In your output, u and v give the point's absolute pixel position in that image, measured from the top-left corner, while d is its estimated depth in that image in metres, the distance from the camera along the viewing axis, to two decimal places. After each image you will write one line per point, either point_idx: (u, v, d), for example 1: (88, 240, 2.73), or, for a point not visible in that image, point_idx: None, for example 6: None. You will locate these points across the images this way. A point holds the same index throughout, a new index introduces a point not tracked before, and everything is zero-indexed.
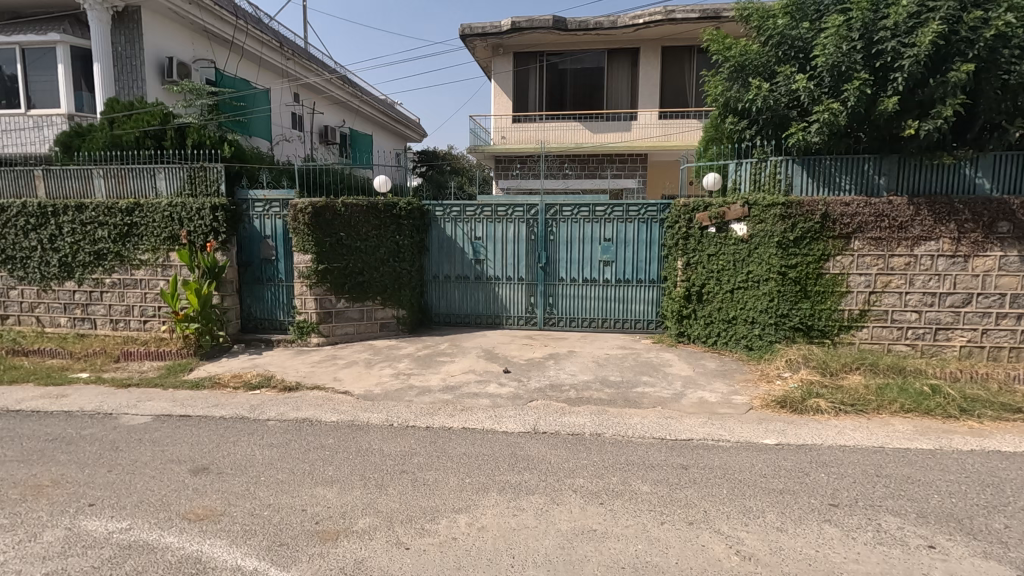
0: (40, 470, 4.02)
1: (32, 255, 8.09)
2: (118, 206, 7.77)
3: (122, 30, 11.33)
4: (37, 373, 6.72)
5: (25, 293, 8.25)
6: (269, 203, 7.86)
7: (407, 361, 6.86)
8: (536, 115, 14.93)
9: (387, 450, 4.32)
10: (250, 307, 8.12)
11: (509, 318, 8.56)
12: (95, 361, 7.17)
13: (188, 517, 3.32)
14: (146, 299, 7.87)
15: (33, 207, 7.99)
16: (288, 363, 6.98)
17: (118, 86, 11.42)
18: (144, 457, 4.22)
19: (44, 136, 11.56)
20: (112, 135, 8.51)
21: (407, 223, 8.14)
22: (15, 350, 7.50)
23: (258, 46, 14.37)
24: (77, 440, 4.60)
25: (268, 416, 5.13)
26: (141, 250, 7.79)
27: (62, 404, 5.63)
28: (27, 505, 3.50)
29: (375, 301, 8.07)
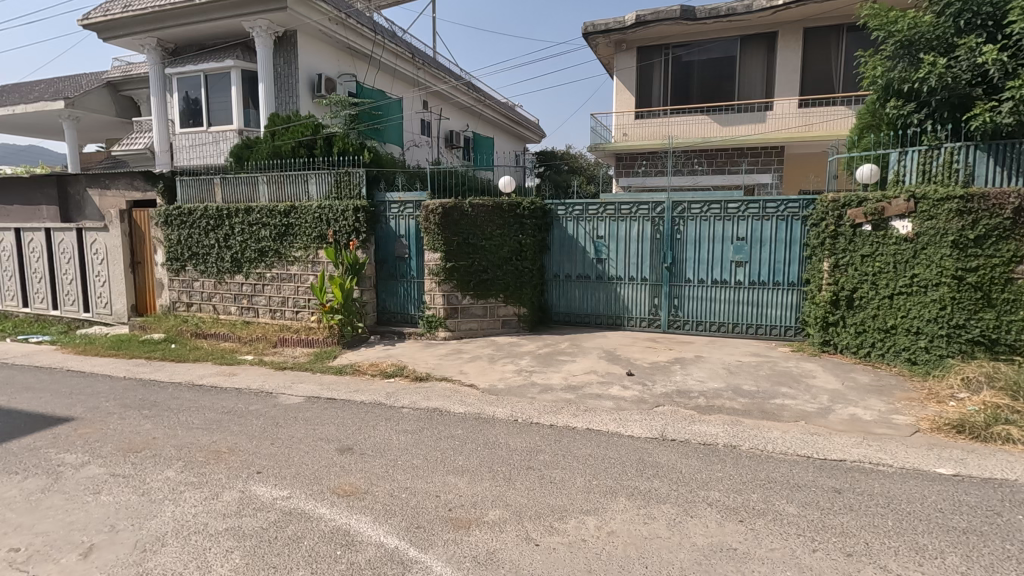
0: (219, 438, 4.63)
1: (210, 252, 9.37)
2: (277, 209, 8.75)
3: (282, 53, 12.77)
4: (214, 354, 7.78)
5: (205, 285, 9.57)
6: (403, 204, 8.40)
7: (529, 359, 6.95)
8: (660, 110, 14.44)
9: (513, 445, 4.39)
10: (385, 302, 8.74)
11: (631, 320, 8.33)
12: (258, 345, 8.16)
13: (337, 492, 3.62)
14: (298, 292, 8.78)
15: (212, 211, 9.26)
16: (418, 355, 7.39)
17: (278, 102, 12.91)
18: (300, 434, 4.70)
19: (220, 149, 13.39)
20: (274, 145, 9.76)
21: (530, 223, 8.26)
22: (198, 333, 8.76)
23: (394, 59, 15.44)
24: (247, 414, 5.24)
25: (401, 404, 5.45)
26: (295, 248, 8.71)
27: (234, 382, 6.46)
28: (211, 467, 4.04)
29: (498, 298, 8.27)
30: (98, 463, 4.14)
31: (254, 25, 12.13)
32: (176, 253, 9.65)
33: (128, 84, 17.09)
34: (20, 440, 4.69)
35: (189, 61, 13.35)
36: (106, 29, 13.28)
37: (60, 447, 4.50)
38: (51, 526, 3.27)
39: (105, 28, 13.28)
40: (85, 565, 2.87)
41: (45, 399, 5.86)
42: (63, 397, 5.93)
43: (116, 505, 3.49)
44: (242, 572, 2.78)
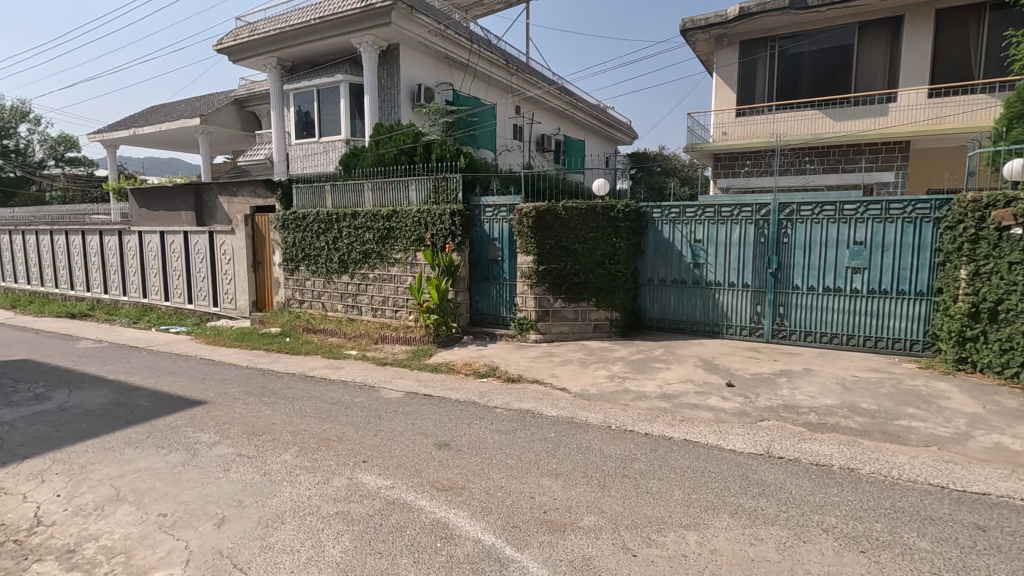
0: (329, 426, 4.97)
1: (321, 253, 10.09)
2: (380, 213, 9.25)
3: (386, 65, 13.52)
4: (323, 348, 8.40)
5: (315, 283, 10.33)
6: (498, 208, 8.56)
7: (621, 365, 6.81)
8: (765, 107, 13.61)
9: (607, 451, 4.33)
10: (478, 303, 8.96)
11: (730, 328, 7.92)
12: (361, 342, 8.72)
13: (436, 485, 3.76)
14: (397, 292, 9.23)
15: (323, 216, 9.97)
16: (510, 356, 7.49)
17: (382, 112, 13.69)
18: (401, 427, 4.93)
19: (330, 158, 14.41)
20: (378, 154, 10.37)
21: (624, 226, 8.11)
22: (309, 328, 9.48)
23: (489, 67, 15.79)
24: (353, 406, 5.59)
25: (495, 404, 5.56)
26: (396, 250, 9.16)
27: (340, 375, 6.91)
28: (322, 453, 4.35)
29: (590, 302, 8.19)
30: (227, 443, 4.59)
31: (361, 41, 12.90)
32: (291, 254, 10.50)
33: (253, 100, 18.94)
34: (164, 418, 5.31)
35: (304, 78, 14.51)
36: (236, 52, 14.79)
37: (196, 427, 5.04)
38: (191, 496, 3.67)
39: (235, 52, 14.78)
40: (218, 534, 3.19)
41: (184, 383, 6.62)
42: (198, 382, 6.67)
43: (243, 482, 3.85)
44: (351, 554, 2.96)
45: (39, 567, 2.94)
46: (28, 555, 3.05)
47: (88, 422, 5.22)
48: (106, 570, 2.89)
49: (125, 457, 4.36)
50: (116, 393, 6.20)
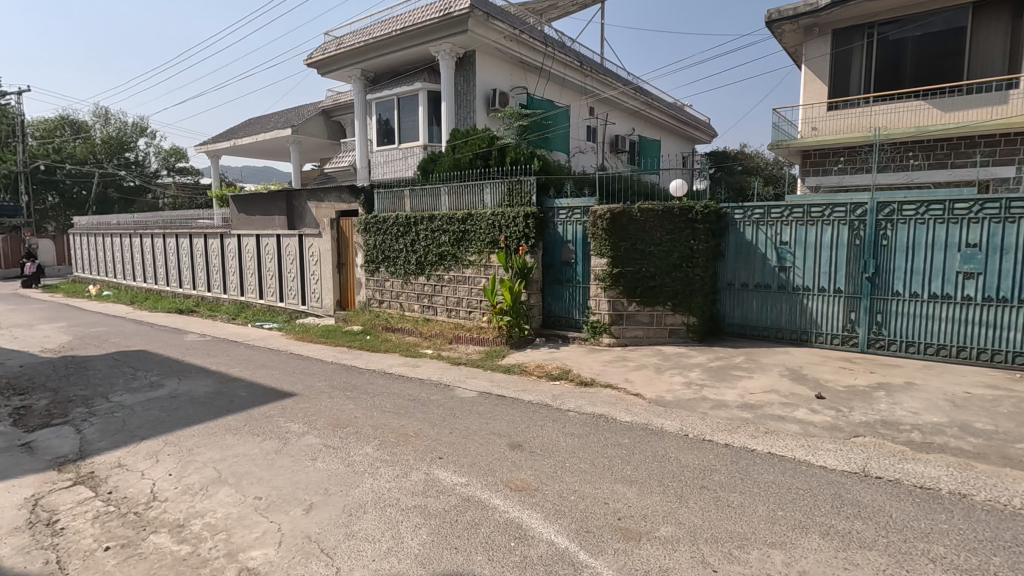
0: (407, 422, 5.15)
1: (399, 255, 10.49)
2: (456, 216, 9.48)
3: (463, 71, 13.86)
4: (401, 346, 8.74)
5: (394, 284, 10.75)
6: (571, 210, 8.52)
7: (699, 372, 6.57)
8: (860, 99, 12.67)
9: (684, 461, 4.18)
10: (551, 305, 8.97)
11: (819, 336, 7.42)
12: (436, 341, 8.99)
13: (510, 485, 3.79)
14: (471, 293, 9.43)
15: (401, 219, 10.35)
16: (583, 359, 7.43)
17: (458, 117, 14.06)
18: (475, 426, 5.02)
19: (408, 163, 14.96)
20: (454, 159, 10.66)
21: (703, 228, 7.83)
22: (388, 327, 9.89)
23: (563, 69, 15.77)
24: (429, 403, 5.76)
25: (567, 407, 5.53)
26: (471, 252, 9.36)
27: (417, 373, 7.16)
28: (400, 448, 4.51)
29: (666, 306, 7.96)
30: (315, 434, 4.87)
31: (439, 49, 13.30)
32: (372, 256, 10.99)
33: (338, 110, 20.02)
34: (259, 408, 5.72)
35: (385, 87, 15.16)
36: (324, 65, 15.70)
37: (286, 417, 5.39)
38: (282, 482, 3.92)
39: (324, 65, 15.69)
40: (307, 520, 3.39)
41: (276, 375, 7.11)
42: (288, 375, 7.14)
43: (329, 471, 4.08)
44: (429, 548, 3.05)
45: (155, 538, 3.25)
46: (145, 527, 3.39)
47: (194, 409, 5.73)
48: (210, 545, 3.15)
49: (226, 442, 4.73)
50: (218, 384, 6.75)
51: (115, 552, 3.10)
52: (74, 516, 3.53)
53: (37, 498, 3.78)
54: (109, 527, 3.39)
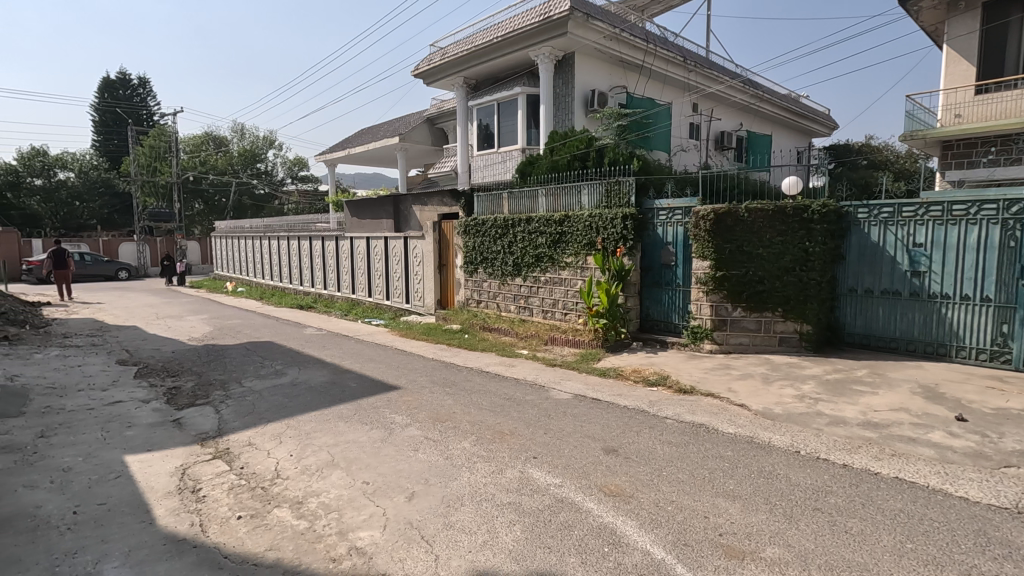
0: (502, 420, 5.26)
1: (497, 257, 10.73)
2: (553, 218, 9.52)
3: (562, 74, 13.91)
4: (497, 346, 8.96)
5: (491, 285, 11.03)
6: (672, 211, 8.24)
7: (813, 384, 6.07)
8: (1017, 81, 11.04)
9: (795, 479, 3.89)
10: (649, 309, 8.73)
11: (961, 350, 6.57)
12: (532, 342, 9.13)
13: (604, 490, 3.75)
14: (567, 295, 9.43)
15: (499, 221, 10.57)
16: (682, 366, 7.16)
17: (556, 120, 14.13)
18: (569, 428, 5.02)
19: (506, 166, 15.27)
20: (552, 161, 10.75)
21: (819, 228, 7.22)
22: (485, 326, 10.19)
23: (665, 65, 15.26)
24: (524, 403, 5.85)
25: (665, 415, 5.36)
26: (567, 254, 9.36)
27: (512, 372, 7.29)
28: (496, 445, 4.62)
29: (775, 313, 7.45)
30: (417, 426, 5.13)
31: (538, 53, 13.44)
32: (470, 257, 11.33)
33: (442, 117, 20.91)
34: (367, 399, 6.12)
35: (486, 93, 15.59)
36: (429, 76, 16.47)
37: (391, 408, 5.73)
38: (387, 470, 4.17)
39: (429, 75, 16.47)
40: (409, 507, 3.58)
41: (383, 369, 7.57)
42: (393, 369, 7.57)
43: (429, 463, 4.27)
44: (522, 545, 3.10)
45: (277, 512, 3.60)
46: (270, 501, 3.76)
47: (311, 397, 6.26)
48: (324, 523, 3.43)
49: (339, 429, 5.12)
50: (332, 374, 7.33)
51: (246, 521, 3.48)
52: (213, 486, 4.00)
53: (185, 468, 4.32)
54: (241, 499, 3.80)
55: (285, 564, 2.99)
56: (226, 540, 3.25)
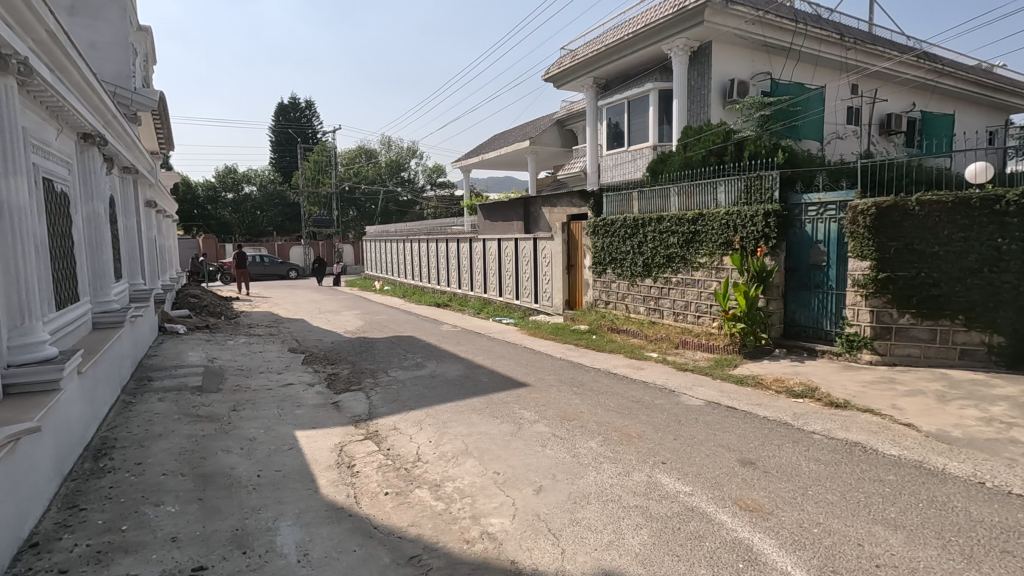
0: (630, 423, 5.19)
1: (626, 257, 10.56)
2: (686, 217, 9.13)
3: (697, 65, 13.30)
4: (626, 348, 8.84)
5: (620, 286, 10.90)
6: (824, 206, 7.50)
7: (1004, 406, 5.16)
8: None
9: (975, 513, 3.36)
10: (794, 313, 8.01)
11: None
12: (662, 345, 8.88)
13: (739, 504, 3.55)
14: (701, 297, 9.01)
15: (629, 221, 10.39)
16: (834, 377, 6.49)
17: (691, 114, 13.53)
18: (701, 436, 4.81)
19: (637, 165, 14.97)
20: (686, 157, 10.38)
21: (1017, 223, 6.05)
22: (613, 328, 10.11)
23: (818, 45, 13.84)
24: (653, 407, 5.71)
25: (812, 429, 4.91)
26: (701, 254, 8.94)
27: (641, 375, 7.15)
28: (624, 447, 4.59)
29: (956, 321, 6.45)
30: (544, 423, 5.27)
31: (672, 46, 12.96)
32: (599, 258, 11.28)
33: (571, 119, 21.04)
34: (497, 393, 6.42)
35: (616, 92, 15.40)
36: (559, 78, 16.68)
37: (520, 404, 5.94)
38: (517, 462, 4.34)
39: (560, 79, 16.70)
40: (537, 500, 3.70)
41: (513, 366, 7.84)
42: (522, 367, 7.81)
43: (556, 459, 4.37)
44: (650, 549, 3.06)
45: (418, 492, 3.93)
46: (413, 481, 4.12)
47: (447, 389, 6.70)
48: (459, 506, 3.68)
49: (472, 421, 5.43)
50: (466, 369, 7.78)
51: (392, 497, 3.85)
52: (365, 463, 4.48)
53: (342, 445, 4.89)
54: (388, 477, 4.21)
55: (425, 540, 3.27)
56: (375, 513, 3.64)
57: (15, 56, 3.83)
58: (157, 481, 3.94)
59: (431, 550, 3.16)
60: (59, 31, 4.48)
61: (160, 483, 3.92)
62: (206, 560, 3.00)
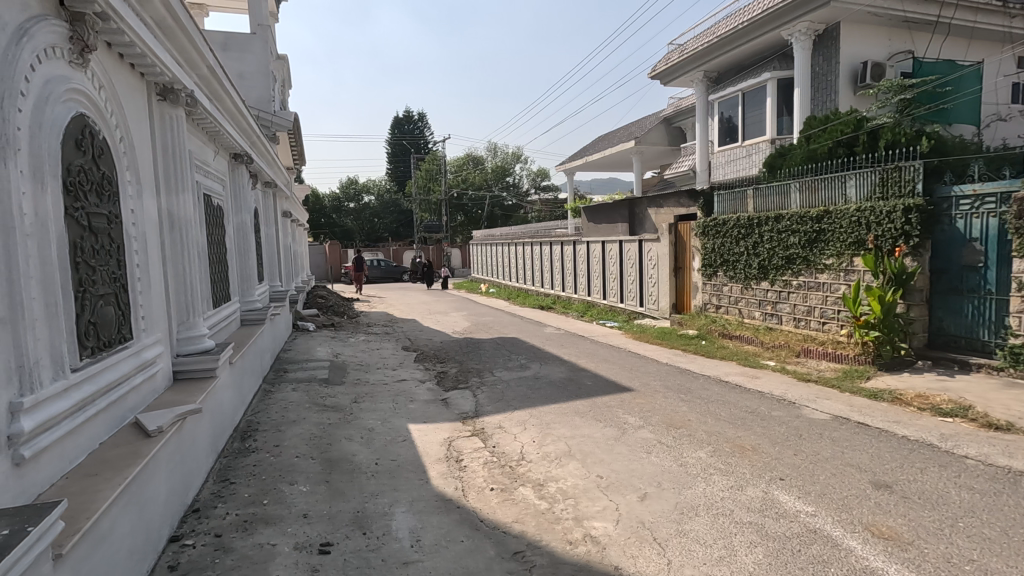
0: (744, 435, 4.90)
1: (740, 259, 9.96)
2: (809, 214, 8.41)
3: (822, 50, 12.24)
4: (739, 354, 8.36)
5: (733, 289, 10.31)
6: (980, 199, 6.56)
7: None
8: None
9: None
10: (941, 320, 7.09)
11: None
12: (780, 353, 8.28)
13: (871, 530, 3.22)
14: (826, 302, 8.26)
15: (743, 220, 9.79)
16: (993, 395, 5.65)
17: (815, 102, 12.47)
18: (826, 453, 4.42)
19: (753, 161, 14.07)
20: (809, 150, 9.59)
21: None
22: (725, 333, 9.60)
23: (974, 16, 12.14)
24: (770, 418, 5.34)
25: (964, 453, 4.32)
26: (827, 255, 8.20)
27: (756, 384, 6.71)
28: (737, 459, 4.35)
29: None
30: (650, 429, 5.13)
31: (793, 31, 12.05)
32: (709, 260, 10.74)
33: (679, 116, 20.27)
34: (601, 397, 6.35)
35: (729, 84, 14.60)
36: (667, 74, 16.17)
37: (625, 409, 5.83)
38: (621, 467, 4.28)
39: (668, 74, 16.17)
40: (642, 507, 3.62)
41: (617, 370, 7.73)
42: (627, 371, 7.66)
43: (663, 467, 4.24)
44: (764, 569, 2.88)
45: (522, 490, 4.02)
46: (517, 479, 4.21)
47: (551, 391, 6.75)
48: (562, 507, 3.71)
49: (576, 423, 5.44)
50: (569, 371, 7.79)
51: (497, 493, 3.97)
52: (472, 459, 4.66)
53: (451, 440, 5.13)
54: (493, 473, 4.34)
55: (529, 537, 3.34)
56: (482, 507, 3.77)
57: (183, 90, 4.49)
58: (291, 463, 4.39)
59: (535, 548, 3.22)
60: (216, 65, 5.18)
61: (293, 464, 4.36)
62: (331, 537, 3.30)
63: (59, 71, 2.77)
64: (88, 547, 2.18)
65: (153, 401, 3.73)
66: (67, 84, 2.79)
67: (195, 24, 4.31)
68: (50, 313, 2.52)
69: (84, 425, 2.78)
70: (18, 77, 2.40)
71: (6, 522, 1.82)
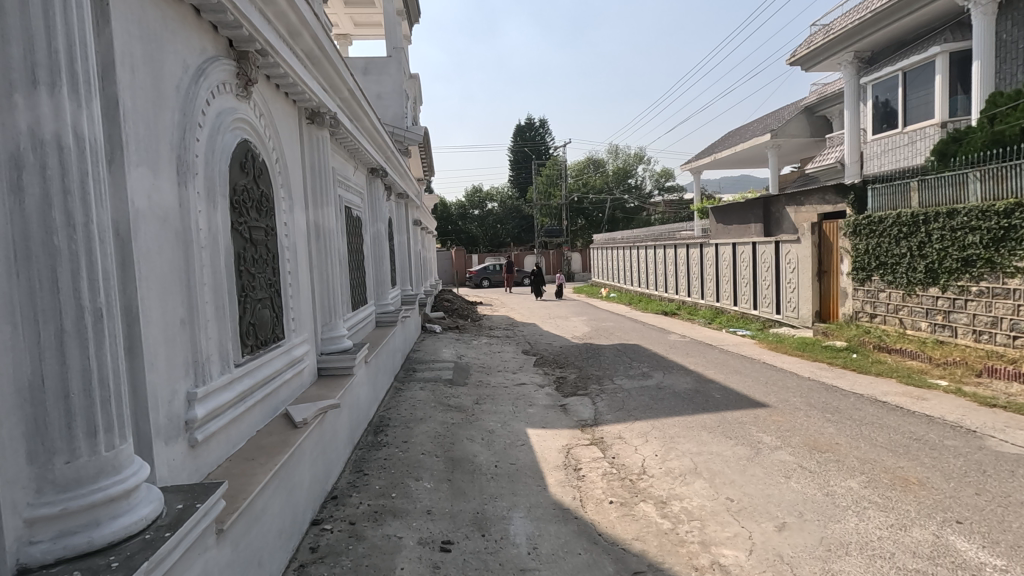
0: (908, 465, 4.25)
1: (901, 261, 8.73)
2: (994, 208, 7.12)
3: (1011, 14, 10.37)
4: (899, 371, 7.29)
5: (891, 296, 9.05)
6: None
7: None
8: None
9: None
10: None
11: None
12: (954, 371, 7.10)
13: None
14: (1018, 312, 6.92)
15: (906, 218, 8.57)
16: None
17: (1001, 76, 10.58)
18: (1020, 495, 3.67)
19: (917, 149, 12.30)
20: (994, 133, 8.22)
21: None
22: (881, 346, 8.46)
23: None
24: (942, 448, 4.58)
25: None
26: (1018, 256, 6.91)
27: (922, 407, 5.81)
28: (898, 494, 3.76)
29: None
30: (789, 451, 4.65)
31: None
32: (863, 262, 9.53)
33: (824, 104, 18.37)
34: (732, 412, 5.89)
35: (887, 63, 12.92)
36: (810, 59, 14.70)
37: (760, 427, 5.35)
38: (756, 492, 3.91)
39: (810, 58, 14.72)
40: (781, 538, 3.27)
41: (750, 383, 7.12)
42: (762, 385, 7.04)
43: (805, 495, 3.80)
44: None
45: (643, 506, 3.84)
46: (637, 494, 4.04)
47: (676, 402, 6.41)
48: (687, 528, 3.48)
49: (704, 439, 5.09)
50: (695, 382, 7.33)
51: (616, 507, 3.83)
52: (590, 468, 4.56)
53: (569, 448, 5.07)
54: (613, 486, 4.20)
55: (650, 558, 3.17)
56: (601, 520, 3.66)
57: (327, 113, 4.98)
58: (418, 459, 4.63)
59: (657, 569, 3.05)
60: (357, 89, 5.67)
61: (420, 461, 4.59)
62: (453, 536, 3.40)
63: (228, 104, 3.18)
64: (245, 526, 2.45)
65: (301, 394, 4.14)
66: (235, 115, 3.20)
67: (338, 52, 4.74)
68: (218, 315, 2.89)
69: (244, 414, 3.14)
70: (197, 111, 2.79)
71: (181, 498, 2.09)
